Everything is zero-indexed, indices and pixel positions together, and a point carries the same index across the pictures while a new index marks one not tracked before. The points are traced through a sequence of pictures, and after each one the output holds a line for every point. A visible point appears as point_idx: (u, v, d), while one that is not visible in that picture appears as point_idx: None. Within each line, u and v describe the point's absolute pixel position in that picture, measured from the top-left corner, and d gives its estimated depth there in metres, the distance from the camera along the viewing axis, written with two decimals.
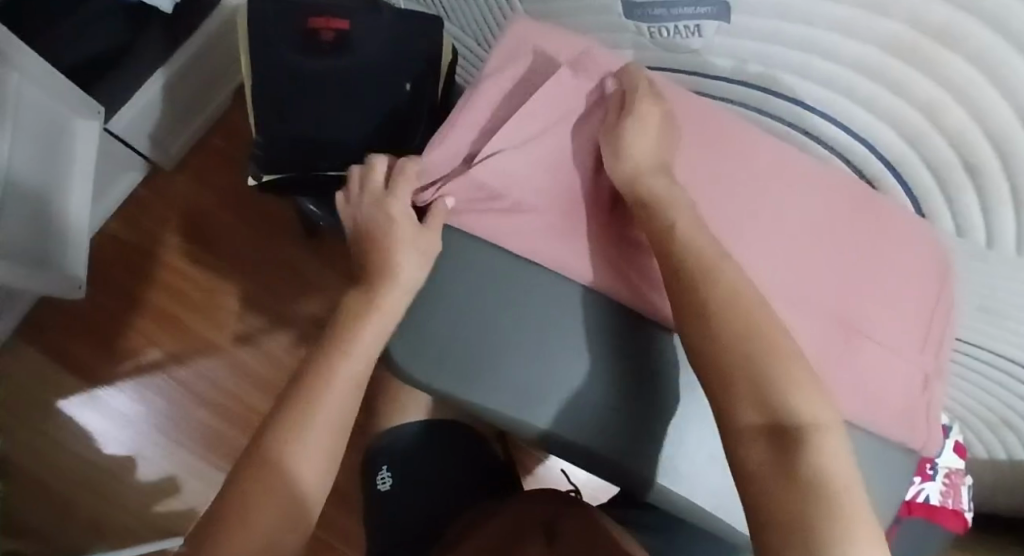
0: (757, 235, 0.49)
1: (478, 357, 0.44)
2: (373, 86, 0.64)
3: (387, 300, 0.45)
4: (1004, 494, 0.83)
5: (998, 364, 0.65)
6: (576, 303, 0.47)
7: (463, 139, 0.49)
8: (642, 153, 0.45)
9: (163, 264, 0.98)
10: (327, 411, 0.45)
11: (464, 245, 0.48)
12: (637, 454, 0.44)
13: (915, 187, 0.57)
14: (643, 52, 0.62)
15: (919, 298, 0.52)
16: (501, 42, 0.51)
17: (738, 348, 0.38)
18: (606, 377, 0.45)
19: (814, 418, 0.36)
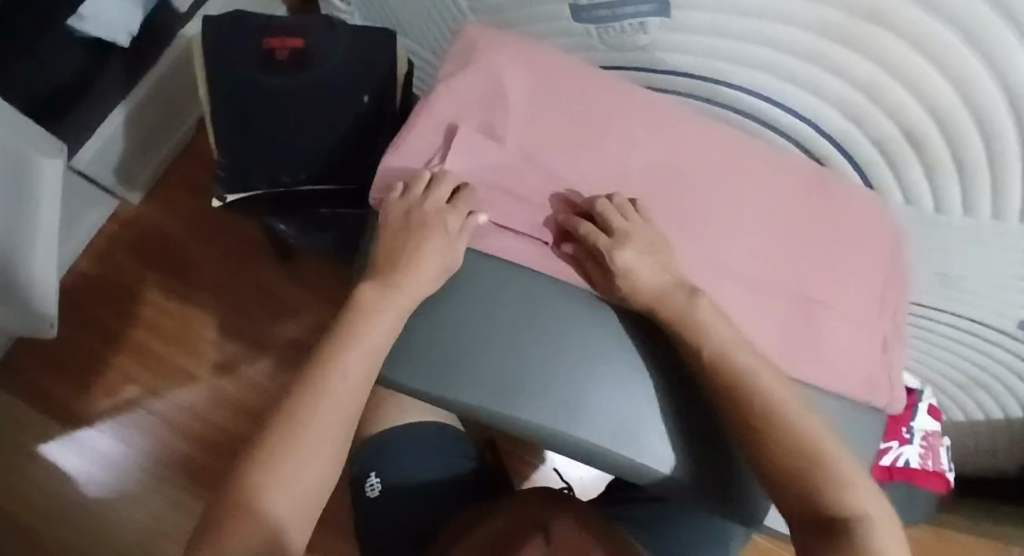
0: (709, 219, 0.51)
1: (460, 358, 0.45)
2: (334, 100, 0.64)
3: (388, 305, 0.45)
4: (981, 452, 0.85)
5: (963, 327, 0.68)
6: (563, 299, 0.48)
7: (433, 128, 0.49)
8: (646, 277, 0.46)
9: (136, 298, 0.98)
10: (321, 426, 0.44)
11: (481, 263, 0.49)
12: (620, 438, 0.45)
13: (861, 160, 0.59)
14: (595, 53, 0.64)
15: (875, 271, 0.53)
16: (456, 46, 0.52)
17: (789, 454, 0.43)
18: (600, 370, 0.46)
19: (865, 511, 0.41)
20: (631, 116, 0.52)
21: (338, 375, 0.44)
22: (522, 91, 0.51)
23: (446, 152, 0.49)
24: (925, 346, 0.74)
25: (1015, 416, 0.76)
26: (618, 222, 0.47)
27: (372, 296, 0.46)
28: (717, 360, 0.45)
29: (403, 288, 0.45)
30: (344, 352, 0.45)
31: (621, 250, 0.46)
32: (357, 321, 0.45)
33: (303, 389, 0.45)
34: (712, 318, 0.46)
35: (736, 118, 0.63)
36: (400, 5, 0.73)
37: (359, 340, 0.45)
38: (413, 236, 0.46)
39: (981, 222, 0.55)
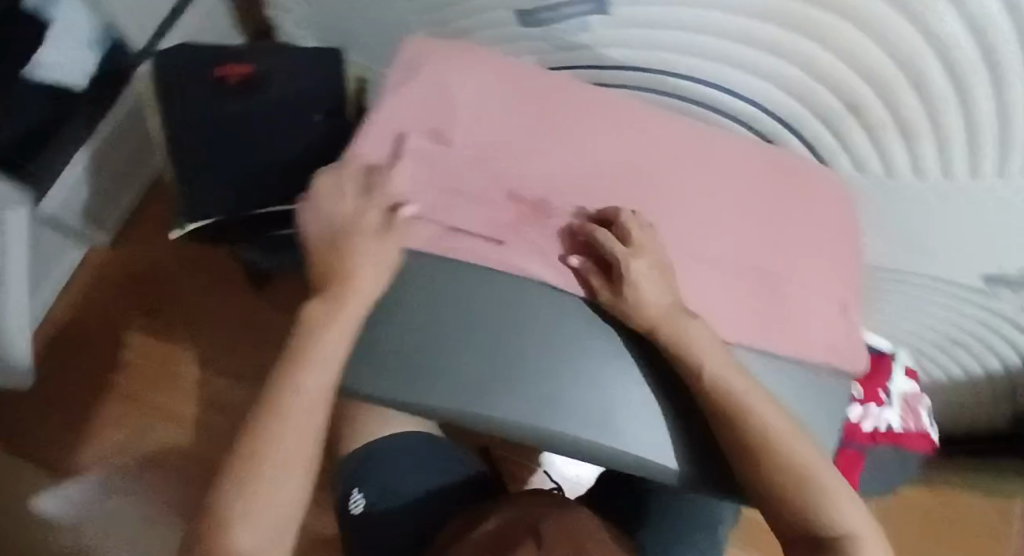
0: (668, 202, 0.52)
1: (414, 362, 0.43)
2: (287, 119, 0.67)
3: (337, 320, 0.45)
4: (960, 411, 0.87)
5: (931, 287, 0.69)
6: (524, 291, 0.45)
7: (388, 131, 0.48)
8: (652, 291, 0.46)
9: (115, 341, 0.98)
10: (292, 434, 0.46)
11: (423, 266, 0.45)
12: (595, 424, 0.43)
13: (809, 135, 0.61)
14: (543, 53, 0.65)
15: (828, 240, 0.54)
16: (399, 55, 0.51)
17: (781, 479, 0.47)
18: (565, 357, 0.44)
19: (847, 524, 0.48)
20: (579, 111, 0.53)
21: (298, 389, 0.46)
22: (471, 92, 0.50)
23: (402, 152, 0.47)
24: (897, 311, 0.75)
25: (983, 371, 0.78)
26: (638, 235, 0.47)
27: (320, 309, 0.45)
28: (713, 388, 0.45)
29: (347, 300, 0.44)
30: (300, 366, 0.46)
31: (637, 260, 0.45)
32: (310, 334, 0.45)
33: (270, 400, 0.47)
34: (704, 341, 0.46)
35: (684, 106, 0.64)
36: (350, 24, 0.73)
37: (312, 354, 0.45)
38: (348, 247, 0.45)
39: (933, 181, 0.57)
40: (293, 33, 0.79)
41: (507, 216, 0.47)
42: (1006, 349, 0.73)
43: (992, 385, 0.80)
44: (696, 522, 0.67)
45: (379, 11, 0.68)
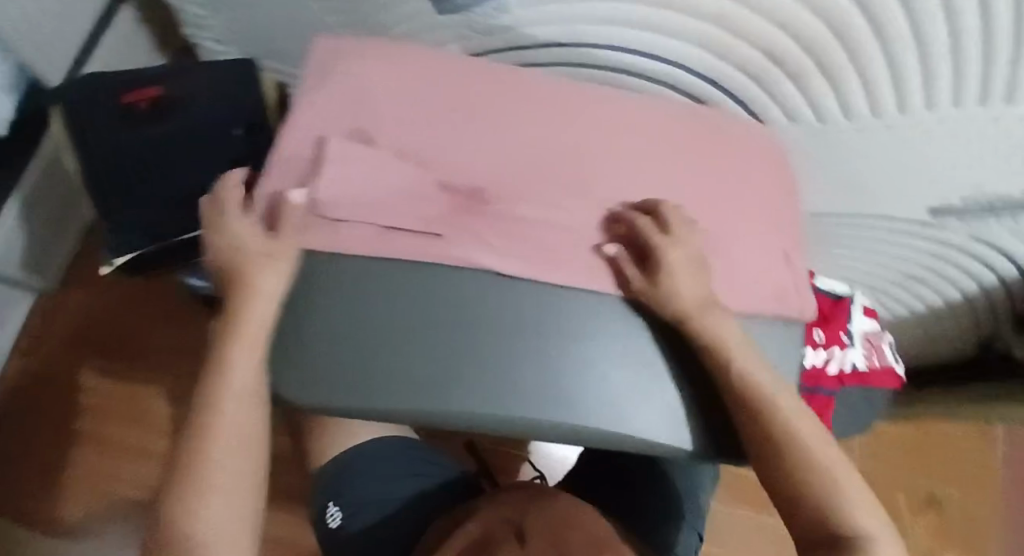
0: (603, 174, 0.51)
1: (334, 362, 0.43)
2: (203, 136, 0.69)
3: (241, 343, 0.43)
4: (918, 345, 0.89)
5: (879, 225, 0.69)
6: (456, 281, 0.44)
7: (304, 141, 0.46)
8: (686, 282, 0.45)
9: (76, 387, 0.96)
10: (223, 475, 0.44)
11: (331, 267, 0.44)
12: (522, 398, 0.42)
13: (738, 91, 0.61)
14: (466, 40, 0.63)
15: (765, 197, 0.54)
16: (311, 59, 0.50)
17: (797, 470, 0.46)
18: (492, 335, 0.43)
19: (867, 530, 0.45)
20: (503, 93, 0.52)
21: (216, 425, 0.44)
22: (387, 89, 0.49)
23: (319, 160, 0.45)
24: (852, 254, 0.75)
25: (937, 304, 0.80)
26: (677, 225, 0.47)
27: (222, 336, 0.44)
28: (732, 369, 0.45)
29: (246, 319, 0.43)
30: (213, 401, 0.44)
31: (675, 249, 0.45)
32: (216, 364, 0.44)
33: (187, 447, 0.44)
34: (731, 331, 0.46)
35: (613, 76, 0.64)
36: (269, 35, 0.71)
37: (224, 384, 0.43)
38: (237, 265, 0.44)
39: (863, 121, 0.58)
40: (211, 46, 0.77)
41: (441, 210, 0.46)
42: (960, 281, 0.75)
43: (946, 317, 0.82)
44: (671, 492, 0.69)
45: (296, 17, 0.67)
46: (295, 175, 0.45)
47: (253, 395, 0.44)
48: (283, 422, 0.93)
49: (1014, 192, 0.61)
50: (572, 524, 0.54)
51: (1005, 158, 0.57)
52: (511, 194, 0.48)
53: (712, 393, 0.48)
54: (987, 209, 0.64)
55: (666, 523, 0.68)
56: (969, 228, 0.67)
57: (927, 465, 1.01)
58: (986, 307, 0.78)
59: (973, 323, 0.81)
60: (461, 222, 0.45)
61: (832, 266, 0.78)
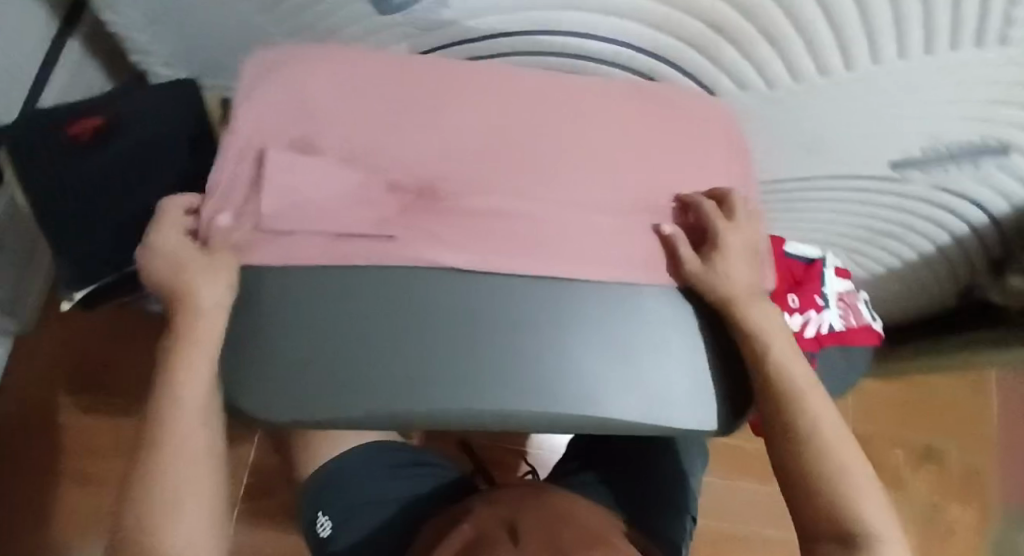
0: (551, 162, 0.50)
1: (284, 373, 0.42)
2: (150, 154, 0.61)
3: (194, 357, 0.44)
4: (898, 301, 0.89)
5: (842, 185, 0.70)
6: (413, 276, 0.44)
7: (244, 163, 0.46)
8: (738, 269, 0.50)
9: (65, 427, 0.96)
10: (182, 480, 0.45)
11: (276, 280, 0.44)
12: (476, 391, 0.42)
13: (687, 66, 0.60)
14: (410, 39, 0.62)
15: (717, 170, 0.54)
16: (247, 72, 0.49)
17: (812, 462, 0.51)
18: (445, 328, 0.43)
19: (871, 527, 0.50)
20: (447, 89, 0.51)
21: (173, 437, 0.45)
22: (326, 98, 0.49)
23: (263, 174, 0.45)
24: (821, 215, 0.75)
25: (911, 257, 0.80)
26: (740, 214, 0.51)
27: (172, 351, 0.45)
28: (767, 358, 0.50)
29: (195, 334, 0.45)
30: (168, 415, 0.45)
31: (733, 237, 0.50)
32: (167, 379, 0.45)
33: (144, 457, 0.45)
34: (771, 322, 0.51)
35: (557, 63, 0.62)
36: (215, 52, 0.71)
37: (179, 398, 0.45)
38: (179, 285, 0.45)
39: (806, 83, 0.58)
40: (161, 74, 0.77)
41: (390, 212, 0.46)
42: (932, 233, 0.75)
43: (920, 270, 0.82)
44: (668, 479, 0.69)
45: (239, 33, 0.66)
46: (237, 197, 0.45)
47: (207, 406, 0.45)
48: (270, 441, 0.93)
49: (969, 138, 0.61)
50: (567, 519, 0.54)
51: (971, 105, 0.57)
52: (460, 189, 0.48)
53: (675, 366, 0.47)
54: (947, 158, 0.64)
55: (668, 514, 0.66)
56: (931, 178, 0.67)
57: (917, 421, 1.06)
58: (961, 257, 0.78)
59: (950, 275, 0.81)
60: (412, 222, 0.45)
61: (802, 227, 0.77)
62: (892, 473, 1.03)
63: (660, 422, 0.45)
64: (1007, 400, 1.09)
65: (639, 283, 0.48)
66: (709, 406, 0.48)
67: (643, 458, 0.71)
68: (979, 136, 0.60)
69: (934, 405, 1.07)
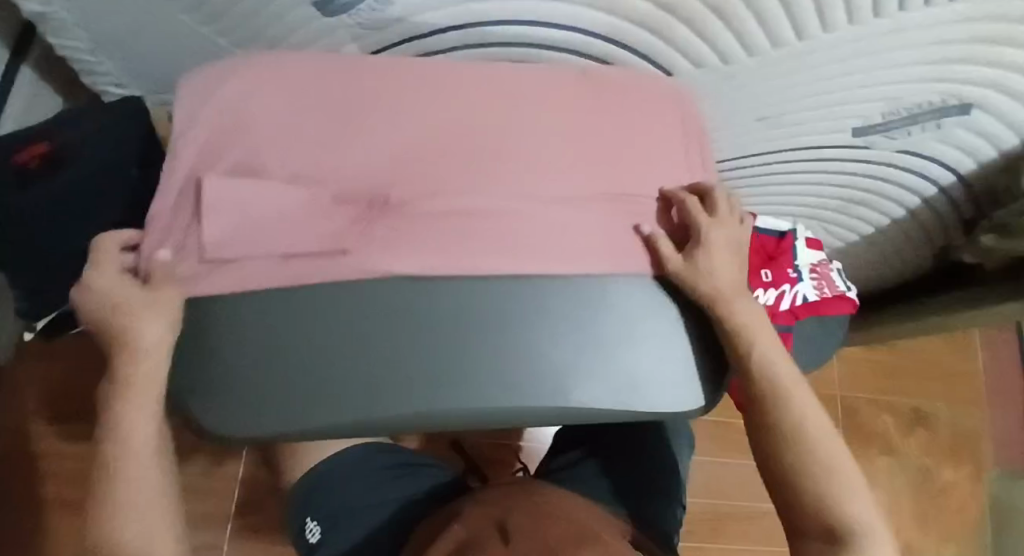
0: (506, 160, 0.50)
1: (268, 391, 0.43)
2: (100, 182, 0.61)
3: (135, 398, 0.44)
4: (876, 267, 0.89)
5: (805, 157, 0.70)
6: (365, 292, 0.44)
7: (184, 194, 0.46)
8: (721, 266, 0.50)
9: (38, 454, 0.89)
10: (142, 505, 0.46)
11: (222, 307, 0.44)
12: (465, 388, 0.44)
13: (640, 48, 0.59)
14: (360, 39, 0.61)
15: (674, 151, 0.54)
16: (177, 98, 0.48)
17: (796, 458, 0.51)
18: (405, 337, 0.44)
19: (858, 525, 0.50)
20: (390, 92, 0.50)
21: (124, 477, 0.45)
22: (270, 111, 0.48)
23: (200, 200, 0.45)
24: (785, 188, 0.76)
25: (884, 223, 0.80)
26: (723, 209, 0.51)
27: (112, 392, 0.45)
28: (745, 351, 0.50)
29: (136, 373, 0.44)
30: (114, 455, 0.45)
31: (714, 234, 0.50)
32: (111, 419, 0.45)
33: (100, 487, 0.45)
34: (755, 317, 0.50)
35: (511, 53, 0.62)
36: (166, 66, 0.70)
37: (124, 439, 0.45)
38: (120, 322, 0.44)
39: (762, 56, 0.57)
40: (110, 91, 0.76)
41: (343, 224, 0.46)
42: (902, 197, 0.75)
43: (895, 235, 0.82)
44: (661, 465, 0.68)
45: (188, 45, 0.65)
46: (180, 227, 0.45)
47: (151, 442, 0.46)
48: (258, 454, 0.92)
49: (932, 98, 0.61)
50: (557, 515, 0.54)
51: (933, 65, 0.57)
52: (413, 194, 0.47)
53: (648, 352, 0.48)
54: (910, 119, 0.64)
55: (661, 502, 0.66)
56: (897, 141, 0.67)
57: (905, 385, 1.06)
58: (934, 220, 0.78)
59: (924, 238, 0.81)
60: (364, 236, 0.45)
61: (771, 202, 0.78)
62: (881, 438, 1.03)
63: (621, 409, 0.46)
64: (990, 357, 1.10)
65: (604, 276, 0.48)
66: (687, 389, 0.49)
67: (641, 449, 0.69)
68: (942, 95, 0.60)
69: (921, 369, 1.07)
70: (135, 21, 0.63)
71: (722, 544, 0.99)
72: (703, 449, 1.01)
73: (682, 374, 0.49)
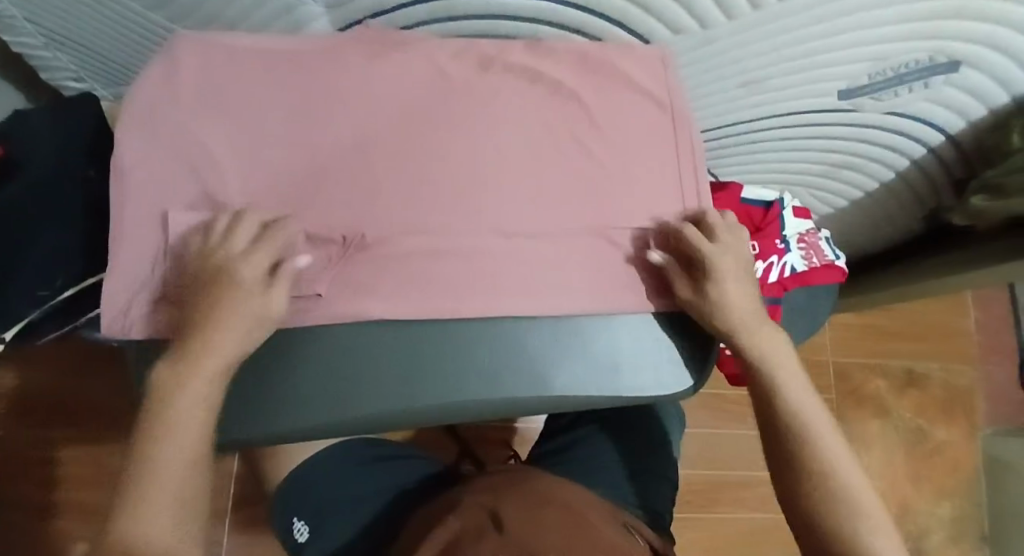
0: (478, 189, 0.49)
1: (252, 399, 0.44)
2: (53, 183, 0.59)
3: (195, 380, 0.41)
4: (867, 230, 0.88)
5: (789, 125, 0.68)
6: (343, 302, 0.45)
7: (149, 209, 0.46)
8: (733, 291, 0.48)
9: (31, 461, 0.88)
10: (172, 472, 0.40)
11: None
12: (441, 387, 0.44)
13: (617, 15, 0.57)
14: (323, 18, 0.58)
15: (665, 166, 0.53)
16: (127, 106, 0.46)
17: (791, 444, 0.49)
18: (382, 344, 0.45)
19: (854, 518, 0.47)
20: (354, 90, 0.49)
21: (167, 436, 0.40)
22: (232, 120, 0.47)
23: (168, 223, 0.46)
24: (769, 158, 0.74)
25: (873, 187, 0.79)
26: (722, 235, 0.49)
27: (170, 371, 0.41)
28: (738, 338, 0.48)
29: (204, 354, 0.41)
30: (157, 443, 0.40)
31: (721, 261, 0.47)
32: (164, 402, 0.41)
33: (146, 433, 0.41)
34: (754, 319, 0.49)
35: (483, 25, 0.58)
36: (120, 54, 0.66)
37: (178, 413, 0.40)
38: (212, 297, 0.42)
39: (744, 19, 0.55)
40: (70, 85, 0.75)
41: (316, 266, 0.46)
42: (893, 160, 0.74)
43: (884, 197, 0.80)
44: (649, 444, 0.68)
45: (143, 33, 0.62)
46: (153, 247, 0.46)
47: (200, 433, 0.41)
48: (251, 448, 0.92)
49: (919, 56, 0.59)
50: (548, 502, 0.53)
51: (917, 21, 0.55)
52: (383, 197, 0.48)
53: (624, 334, 0.48)
54: (896, 79, 0.62)
55: (650, 480, 0.66)
56: (885, 102, 0.65)
57: (898, 348, 1.06)
58: (924, 181, 0.76)
59: (915, 202, 0.80)
60: (335, 254, 0.46)
61: (754, 175, 0.78)
62: (874, 402, 1.03)
63: (613, 393, 0.47)
64: (984, 317, 1.09)
65: (578, 269, 0.49)
66: (667, 367, 0.49)
67: (627, 429, 0.69)
68: (929, 53, 0.58)
69: (915, 331, 1.07)
70: (85, 8, 0.60)
71: (718, 512, 0.99)
72: (699, 420, 1.01)
73: (663, 355, 0.49)
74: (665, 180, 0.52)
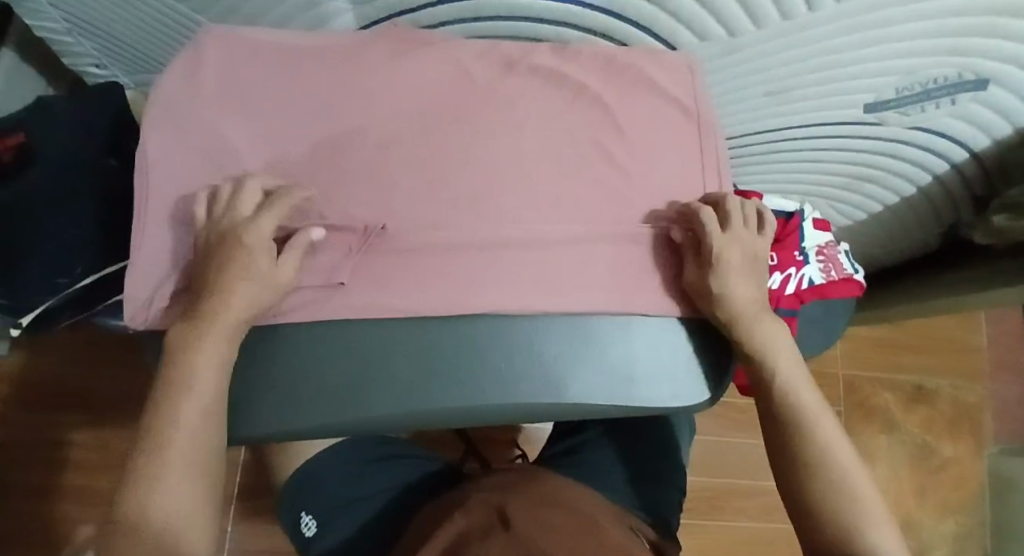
0: (501, 193, 0.49)
1: (271, 393, 0.44)
2: (73, 173, 0.59)
3: (210, 331, 0.42)
4: (882, 243, 0.87)
5: (807, 133, 0.68)
6: (361, 301, 0.45)
7: (171, 200, 0.46)
8: (736, 279, 0.48)
9: (40, 444, 0.89)
10: (185, 438, 0.41)
11: (253, 344, 0.46)
12: (456, 386, 0.44)
13: (644, 21, 0.56)
14: (347, 14, 0.57)
15: (687, 172, 0.52)
16: (155, 95, 0.46)
17: (797, 447, 0.49)
18: (396, 340, 0.45)
19: (860, 521, 0.46)
20: (378, 86, 0.49)
21: (174, 401, 0.41)
22: (256, 113, 0.47)
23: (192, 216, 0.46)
24: (790, 166, 0.74)
25: (892, 200, 0.78)
26: (733, 223, 0.49)
27: (187, 324, 0.43)
28: (742, 334, 0.48)
29: (220, 311, 0.42)
30: (173, 396, 0.41)
31: (727, 245, 0.48)
32: (179, 357, 0.42)
33: (157, 398, 0.42)
34: (760, 317, 0.49)
35: (507, 26, 0.58)
36: (142, 43, 0.66)
37: (182, 377, 0.41)
38: (225, 251, 0.43)
39: (772, 28, 0.54)
40: (93, 71, 0.75)
41: (336, 261, 0.46)
42: (913, 174, 0.73)
43: (902, 211, 0.80)
44: (657, 450, 0.68)
45: (166, 24, 0.62)
46: (178, 238, 0.46)
47: (215, 405, 0.42)
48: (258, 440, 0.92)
49: (946, 72, 0.58)
50: (560, 505, 0.53)
51: (946, 36, 0.54)
52: (405, 198, 0.47)
53: (639, 345, 0.48)
54: (922, 95, 0.61)
55: (660, 488, 0.66)
56: (909, 117, 0.64)
57: (908, 362, 1.06)
58: (944, 197, 0.75)
59: (934, 217, 0.79)
60: (358, 258, 0.46)
61: (773, 184, 0.77)
62: (882, 415, 1.03)
63: (626, 402, 0.46)
64: (995, 333, 1.09)
65: (599, 278, 0.48)
66: (686, 379, 0.48)
67: (632, 437, 0.69)
68: (957, 70, 0.58)
69: (925, 346, 1.07)
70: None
71: (721, 520, 0.99)
72: (705, 428, 1.01)
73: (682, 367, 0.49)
74: (687, 188, 0.52)
